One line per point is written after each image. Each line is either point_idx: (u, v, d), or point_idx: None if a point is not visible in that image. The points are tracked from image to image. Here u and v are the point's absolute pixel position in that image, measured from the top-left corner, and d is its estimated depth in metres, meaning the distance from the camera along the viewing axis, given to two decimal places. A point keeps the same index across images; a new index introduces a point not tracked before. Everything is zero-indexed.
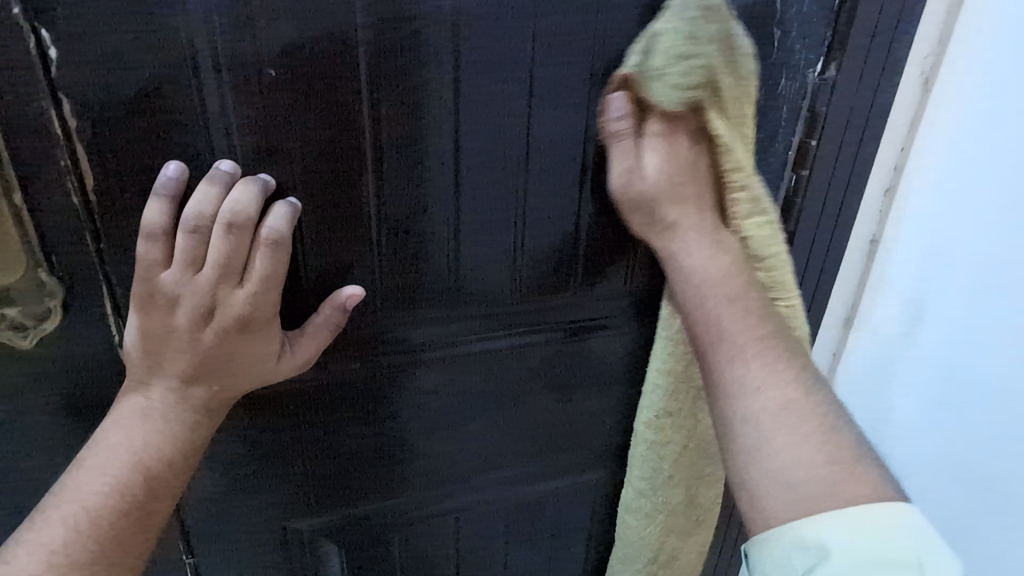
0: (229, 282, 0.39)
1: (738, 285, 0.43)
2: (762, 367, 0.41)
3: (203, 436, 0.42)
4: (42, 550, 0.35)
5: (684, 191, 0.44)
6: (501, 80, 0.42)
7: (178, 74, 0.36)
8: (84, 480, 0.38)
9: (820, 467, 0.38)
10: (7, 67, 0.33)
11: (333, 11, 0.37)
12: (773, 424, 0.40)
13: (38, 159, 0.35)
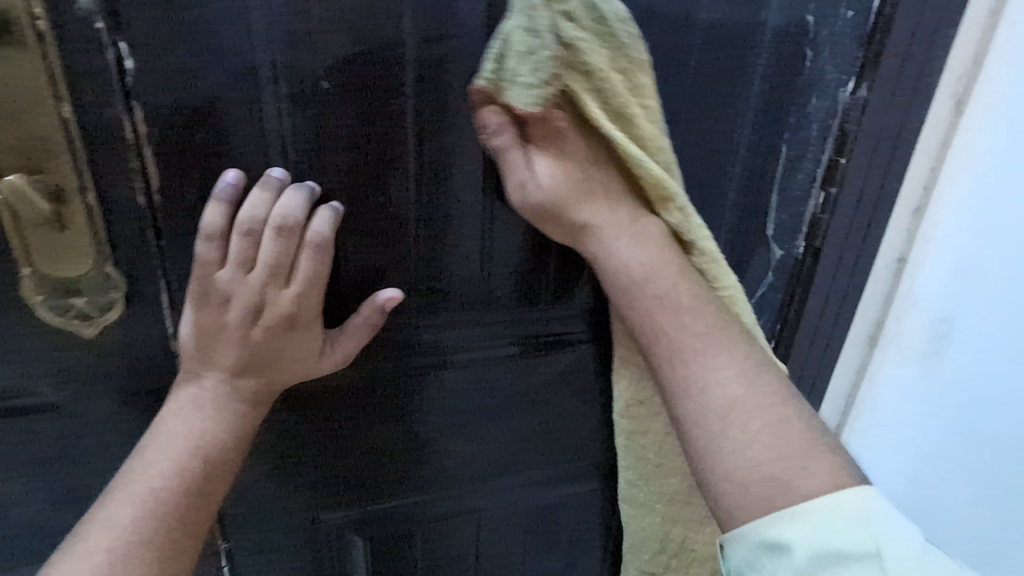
0: (277, 283, 0.41)
1: (672, 276, 0.44)
2: (701, 367, 0.42)
3: (252, 425, 0.44)
4: (115, 527, 0.37)
5: (589, 189, 0.44)
6: None
7: (242, 85, 0.38)
8: (149, 462, 0.40)
9: (772, 465, 0.38)
10: (86, 75, 0.35)
11: (386, 29, 0.39)
12: (721, 423, 0.40)
13: (110, 161, 0.38)
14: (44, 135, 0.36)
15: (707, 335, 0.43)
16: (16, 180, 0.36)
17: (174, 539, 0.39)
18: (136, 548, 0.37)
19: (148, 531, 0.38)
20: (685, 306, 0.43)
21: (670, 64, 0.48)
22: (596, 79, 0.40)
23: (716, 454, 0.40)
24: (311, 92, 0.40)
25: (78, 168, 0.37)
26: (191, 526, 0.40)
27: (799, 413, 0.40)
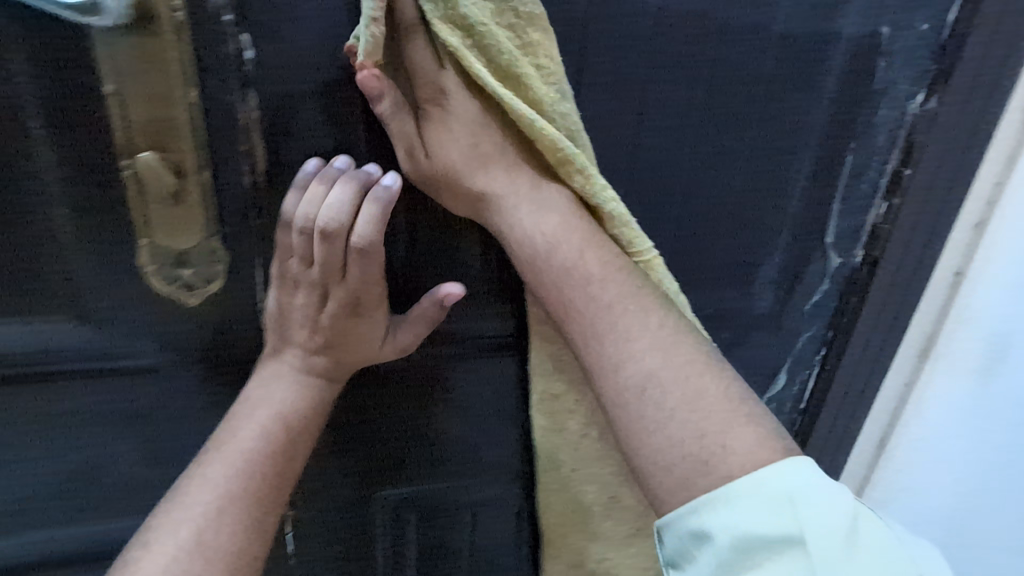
0: (336, 277, 0.43)
1: (574, 245, 0.43)
2: (616, 344, 0.42)
3: (328, 399, 0.47)
4: (211, 485, 0.41)
5: (484, 154, 0.44)
6: (619, 100, 0.49)
7: (346, 77, 0.41)
8: (239, 427, 0.44)
9: (691, 444, 0.38)
10: (211, 61, 0.38)
11: None
12: (640, 402, 0.40)
13: (225, 142, 0.40)
14: (167, 117, 0.38)
15: (621, 305, 0.42)
16: (145, 157, 0.38)
17: (262, 500, 0.42)
18: (230, 505, 0.41)
19: (239, 491, 0.41)
20: (593, 278, 0.43)
21: (744, 70, 0.49)
22: (476, 33, 0.40)
23: (643, 437, 0.40)
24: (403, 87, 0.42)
25: (194, 149, 0.39)
26: (276, 489, 0.43)
27: (719, 384, 0.40)
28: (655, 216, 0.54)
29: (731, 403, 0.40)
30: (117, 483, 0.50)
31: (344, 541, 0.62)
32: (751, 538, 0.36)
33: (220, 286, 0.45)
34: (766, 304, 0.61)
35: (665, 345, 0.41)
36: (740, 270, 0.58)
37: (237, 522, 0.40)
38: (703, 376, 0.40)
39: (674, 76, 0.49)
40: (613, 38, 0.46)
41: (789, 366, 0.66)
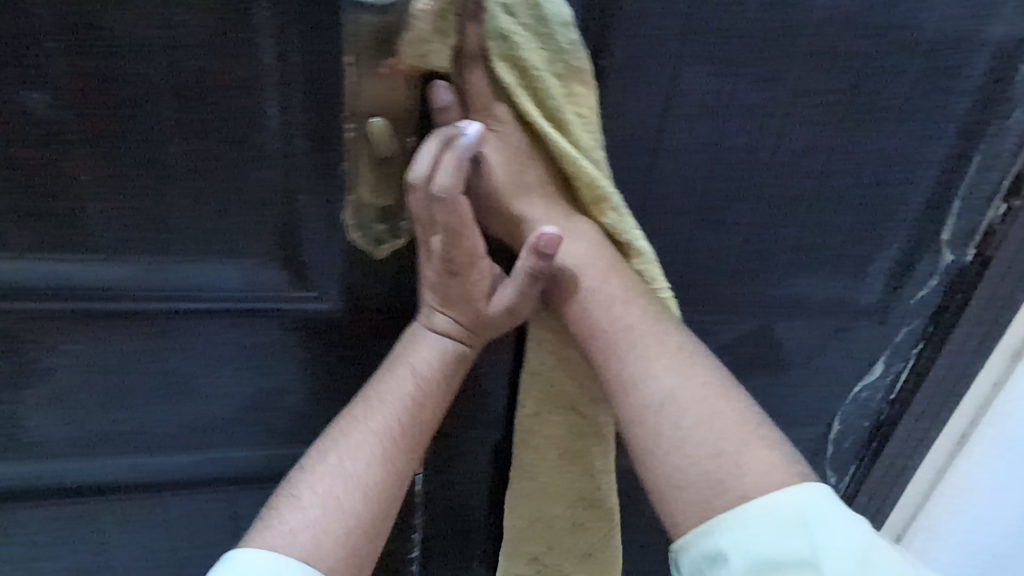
0: (432, 232, 0.45)
1: (600, 271, 0.46)
2: (637, 361, 0.43)
3: (463, 361, 0.48)
4: (358, 424, 0.44)
5: (526, 182, 0.47)
6: (770, 92, 0.51)
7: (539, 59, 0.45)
8: (392, 379, 0.46)
9: (708, 462, 0.39)
10: None
11: (660, 26, 0.47)
12: (657, 418, 0.42)
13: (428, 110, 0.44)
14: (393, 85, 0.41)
15: (642, 329, 0.44)
16: (376, 121, 0.42)
17: (398, 443, 0.44)
18: (372, 443, 0.43)
19: (380, 432, 0.44)
20: (617, 300, 0.46)
21: (891, 68, 0.52)
22: (531, 76, 0.42)
23: (654, 451, 0.41)
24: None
25: (408, 114, 0.43)
26: (411, 436, 0.45)
27: (735, 405, 0.41)
28: (786, 203, 0.57)
29: (743, 425, 0.40)
30: (279, 420, 0.55)
31: (463, 496, 0.66)
32: (763, 560, 0.36)
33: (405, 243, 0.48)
34: (874, 293, 0.64)
35: (681, 355, 0.44)
36: (854, 259, 0.61)
37: (376, 460, 0.43)
38: (715, 394, 0.42)
39: (826, 71, 0.51)
40: (774, 32, 0.49)
41: (886, 356, 0.69)
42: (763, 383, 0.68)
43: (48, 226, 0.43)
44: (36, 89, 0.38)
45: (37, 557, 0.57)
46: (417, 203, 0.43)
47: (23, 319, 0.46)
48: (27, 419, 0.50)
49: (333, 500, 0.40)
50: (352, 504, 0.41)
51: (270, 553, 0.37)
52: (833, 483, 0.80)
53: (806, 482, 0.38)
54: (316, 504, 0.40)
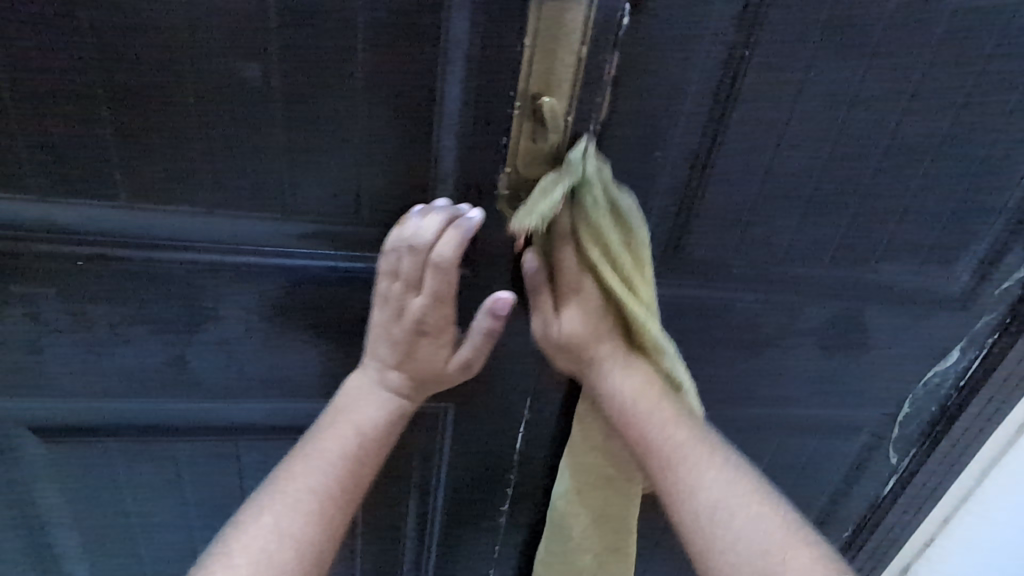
0: (412, 290, 0.47)
1: (654, 398, 0.49)
2: (690, 475, 0.46)
3: (402, 416, 0.53)
4: (298, 479, 0.47)
5: (597, 333, 0.50)
6: (895, 87, 0.54)
7: (691, 47, 0.48)
8: (327, 440, 0.50)
9: (757, 559, 0.42)
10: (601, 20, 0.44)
11: (805, 18, 0.49)
12: (710, 525, 0.44)
13: (588, 94, 0.46)
14: (563, 67, 0.44)
15: (693, 446, 0.48)
16: (545, 102, 0.44)
17: (336, 497, 0.48)
18: (311, 496, 0.47)
19: (319, 486, 0.47)
20: (670, 421, 0.48)
21: (1012, 69, 0.54)
22: (609, 249, 0.47)
23: (709, 557, 0.44)
24: (732, 71, 0.50)
25: (572, 95, 0.45)
26: (349, 488, 0.49)
27: (777, 514, 0.44)
28: (890, 194, 0.60)
29: (784, 531, 0.43)
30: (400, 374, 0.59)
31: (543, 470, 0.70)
32: None
33: None
34: (961, 283, 0.67)
35: (724, 462, 0.47)
36: (947, 249, 0.64)
37: (314, 513, 0.46)
38: (758, 506, 0.44)
39: (951, 69, 0.54)
40: (908, 29, 0.51)
41: (961, 345, 0.72)
42: (845, 363, 0.71)
43: (240, 187, 0.46)
44: (254, 60, 0.42)
45: (179, 492, 0.61)
46: (415, 266, 0.47)
47: (203, 271, 0.49)
48: (190, 363, 0.53)
49: (268, 552, 0.43)
50: (288, 556, 0.44)
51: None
52: (894, 463, 0.83)
53: None
54: (249, 556, 0.43)
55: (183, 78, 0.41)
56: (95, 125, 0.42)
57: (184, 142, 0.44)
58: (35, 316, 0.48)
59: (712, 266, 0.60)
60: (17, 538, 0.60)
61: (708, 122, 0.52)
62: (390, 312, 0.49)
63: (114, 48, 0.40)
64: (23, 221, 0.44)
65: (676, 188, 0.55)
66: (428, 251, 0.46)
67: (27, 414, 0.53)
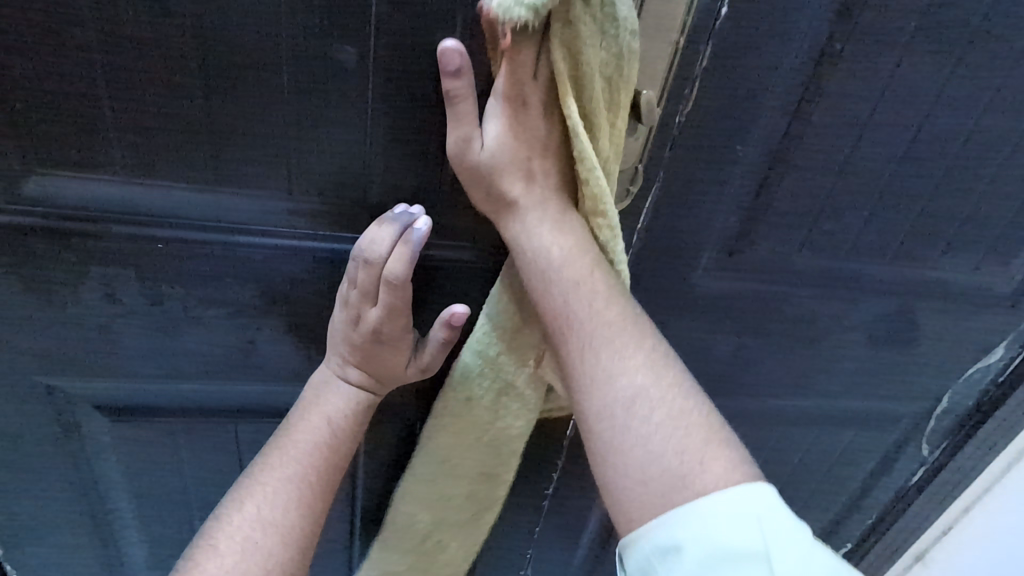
0: (368, 301, 0.47)
1: (583, 267, 0.43)
2: (612, 360, 0.41)
3: (369, 407, 0.53)
4: (274, 470, 0.48)
5: (530, 166, 0.44)
6: (980, 86, 0.53)
7: (783, 40, 0.47)
8: (297, 429, 0.50)
9: (670, 459, 0.38)
10: (699, 11, 0.44)
11: (900, 14, 0.48)
12: (626, 415, 0.40)
13: (676, 84, 0.47)
14: (656, 60, 0.45)
15: (620, 328, 0.42)
16: (641, 93, 0.45)
17: (314, 484, 0.49)
18: (288, 483, 0.48)
19: (297, 474, 0.48)
20: (599, 295, 0.43)
21: None
22: (581, 66, 0.40)
23: (613, 452, 0.40)
24: (822, 66, 0.49)
25: (663, 87, 0.46)
26: (327, 474, 0.50)
27: (701, 412, 0.40)
28: (958, 194, 0.60)
29: (708, 427, 0.40)
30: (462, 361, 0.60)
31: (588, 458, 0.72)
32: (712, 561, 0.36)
33: (625, 205, 0.52)
34: (1013, 282, 0.67)
35: (657, 350, 0.42)
36: (1006, 248, 0.64)
37: (294, 502, 0.47)
38: (677, 401, 0.40)
39: None
40: (1000, 27, 0.50)
41: (1007, 342, 0.73)
42: (892, 358, 0.72)
43: (322, 172, 0.45)
44: (350, 43, 0.41)
45: (236, 474, 0.61)
46: (369, 279, 0.46)
47: (279, 255, 0.48)
48: (259, 346, 0.53)
49: (252, 539, 0.45)
50: (271, 543, 0.46)
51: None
52: (924, 454, 0.85)
53: (755, 485, 0.38)
54: (235, 545, 0.45)
55: (276, 60, 0.40)
56: (182, 105, 0.41)
57: (270, 124, 0.43)
58: (112, 297, 0.48)
59: (776, 260, 0.60)
60: (75, 516, 0.60)
61: (790, 116, 0.51)
62: (348, 315, 0.48)
63: (206, 25, 0.38)
64: (102, 202, 0.43)
65: (751, 182, 0.54)
66: (382, 263, 0.45)
67: (94, 395, 0.53)
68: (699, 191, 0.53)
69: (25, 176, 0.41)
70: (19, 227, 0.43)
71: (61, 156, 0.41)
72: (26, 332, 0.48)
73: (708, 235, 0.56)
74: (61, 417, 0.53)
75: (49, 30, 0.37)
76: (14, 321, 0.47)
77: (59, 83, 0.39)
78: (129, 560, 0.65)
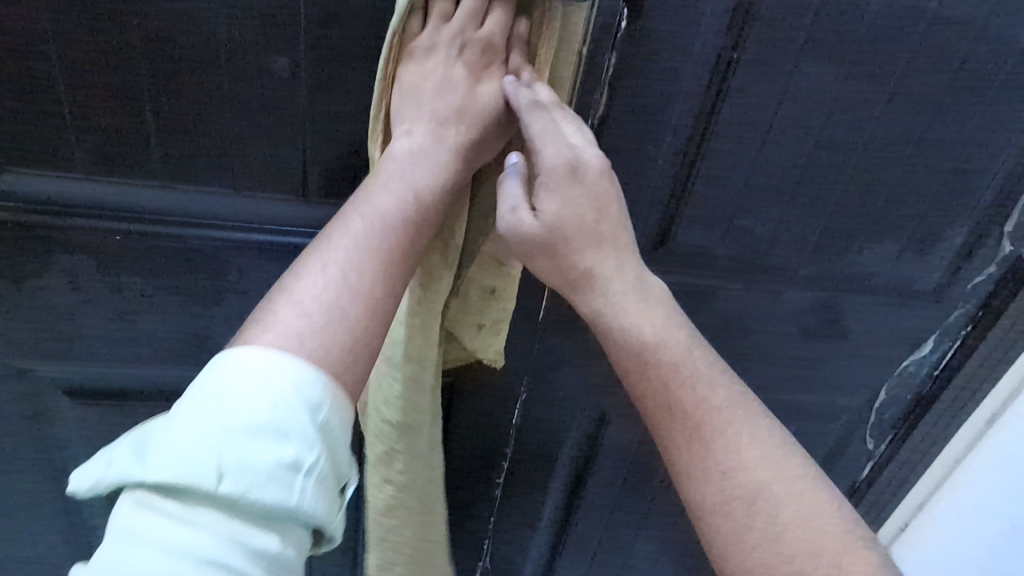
0: (472, 25, 0.46)
1: (681, 344, 0.45)
2: (732, 448, 0.43)
3: (456, 179, 0.46)
4: (347, 236, 0.41)
5: (599, 232, 0.46)
6: (874, 92, 0.58)
7: (682, 51, 0.53)
8: (379, 184, 0.43)
9: (804, 561, 0.40)
10: (601, 26, 0.50)
11: (791, 26, 0.53)
12: (747, 512, 0.41)
13: (586, 90, 0.53)
14: (565, 67, 0.49)
15: (732, 413, 0.44)
16: None
17: (392, 255, 0.42)
18: (379, 226, 0.42)
19: (369, 247, 0.41)
20: (701, 379, 0.45)
21: (984, 78, 0.58)
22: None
23: (739, 543, 0.41)
24: (722, 73, 0.54)
25: (572, 92, 0.52)
26: (401, 251, 0.42)
27: (826, 497, 0.42)
28: (870, 193, 0.64)
29: (846, 529, 0.41)
30: None
31: (538, 443, 0.76)
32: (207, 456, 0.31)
33: None
34: (934, 277, 0.71)
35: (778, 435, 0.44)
36: (922, 245, 0.68)
37: (367, 271, 0.40)
38: (803, 493, 0.42)
39: (925, 77, 0.57)
40: (888, 38, 0.55)
41: (936, 336, 0.77)
42: (824, 351, 0.75)
43: (265, 173, 0.51)
44: (283, 54, 0.46)
45: None
46: None
47: (231, 248, 0.53)
48: (214, 333, 0.58)
49: (342, 311, 0.39)
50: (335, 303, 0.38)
51: (277, 368, 0.35)
52: (870, 448, 0.88)
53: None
54: (296, 308, 0.38)
55: (219, 70, 0.46)
56: (136, 110, 0.46)
57: (217, 125, 0.48)
58: (75, 285, 0.52)
59: (700, 254, 0.64)
60: (47, 494, 0.65)
61: (698, 118, 0.56)
62: (421, 59, 0.45)
63: (155, 39, 0.44)
64: (65, 197, 0.48)
65: (667, 178, 0.59)
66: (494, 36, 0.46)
67: (60, 378, 0.57)
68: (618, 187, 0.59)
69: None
70: None
71: (27, 154, 0.46)
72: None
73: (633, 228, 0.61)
74: (33, 399, 0.58)
75: (17, 44, 0.43)
76: None
77: (27, 88, 0.44)
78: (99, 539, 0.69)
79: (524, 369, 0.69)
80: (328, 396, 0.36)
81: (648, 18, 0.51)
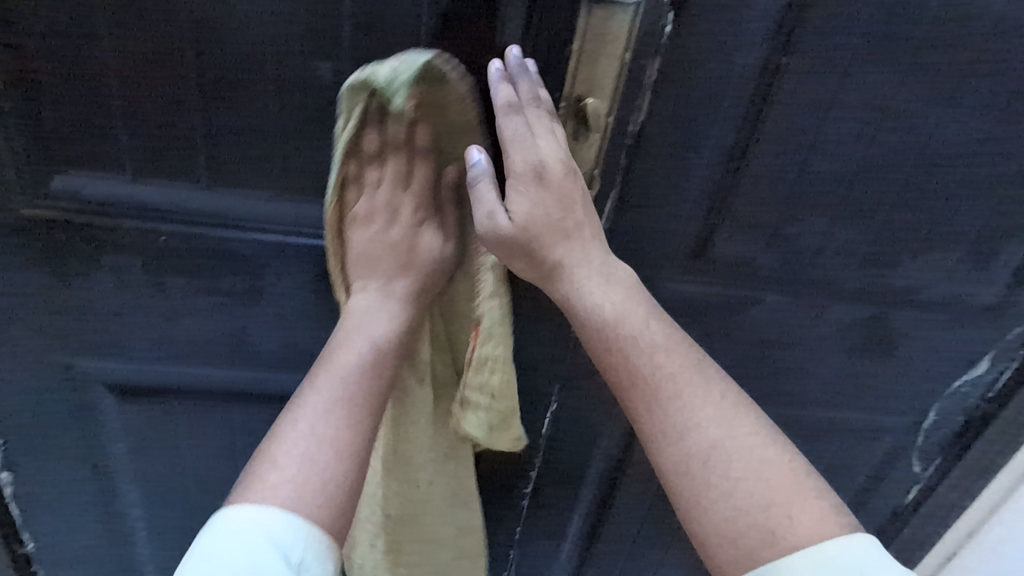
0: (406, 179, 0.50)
1: (640, 315, 0.45)
2: (687, 409, 0.43)
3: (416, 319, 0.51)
4: (319, 391, 0.47)
5: (567, 227, 0.46)
6: (931, 98, 0.55)
7: (728, 55, 0.51)
8: (342, 345, 0.48)
9: (758, 514, 0.40)
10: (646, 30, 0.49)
11: (843, 29, 0.51)
12: (703, 469, 0.41)
13: (628, 95, 0.52)
14: (607, 70, 0.49)
15: (686, 377, 0.44)
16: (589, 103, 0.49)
17: (358, 404, 0.47)
18: (347, 380, 0.47)
19: (340, 399, 0.46)
20: (658, 348, 0.44)
21: None
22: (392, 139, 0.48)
23: (695, 501, 0.41)
24: (769, 78, 0.53)
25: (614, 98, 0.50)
26: (367, 398, 0.47)
27: (783, 455, 0.42)
28: (923, 204, 0.61)
29: (795, 478, 0.41)
30: None
31: (568, 454, 0.75)
32: None
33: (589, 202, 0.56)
34: (992, 292, 0.67)
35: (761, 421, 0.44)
36: (979, 258, 0.65)
37: (335, 426, 0.45)
38: (760, 450, 0.41)
39: (987, 82, 0.55)
40: (948, 42, 0.52)
41: (992, 356, 0.73)
42: (870, 368, 0.72)
43: (304, 176, 0.51)
44: (325, 60, 0.46)
45: (231, 454, 0.66)
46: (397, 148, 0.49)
47: (269, 249, 0.54)
48: (251, 333, 0.58)
49: (316, 458, 0.44)
50: (309, 460, 0.44)
51: (262, 524, 0.41)
52: (917, 471, 0.83)
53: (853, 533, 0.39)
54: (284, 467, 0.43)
55: (262, 74, 0.46)
56: (181, 113, 0.47)
57: (258, 129, 0.48)
58: (120, 284, 0.54)
59: (739, 265, 0.62)
60: (88, 486, 0.66)
61: (742, 124, 0.55)
62: (364, 224, 0.50)
63: (202, 44, 0.45)
64: (113, 198, 0.49)
65: (708, 187, 0.58)
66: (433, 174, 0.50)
67: (104, 373, 0.59)
68: (658, 195, 0.57)
69: (52, 175, 0.48)
70: (43, 219, 0.50)
71: (78, 156, 0.48)
72: (47, 314, 0.55)
73: (671, 237, 0.60)
74: (78, 393, 0.60)
75: (72, 49, 0.44)
76: (37, 302, 0.54)
77: (81, 92, 0.46)
78: (136, 532, 0.71)
79: (556, 379, 0.68)
80: (304, 531, 0.41)
81: (693, 21, 0.49)
